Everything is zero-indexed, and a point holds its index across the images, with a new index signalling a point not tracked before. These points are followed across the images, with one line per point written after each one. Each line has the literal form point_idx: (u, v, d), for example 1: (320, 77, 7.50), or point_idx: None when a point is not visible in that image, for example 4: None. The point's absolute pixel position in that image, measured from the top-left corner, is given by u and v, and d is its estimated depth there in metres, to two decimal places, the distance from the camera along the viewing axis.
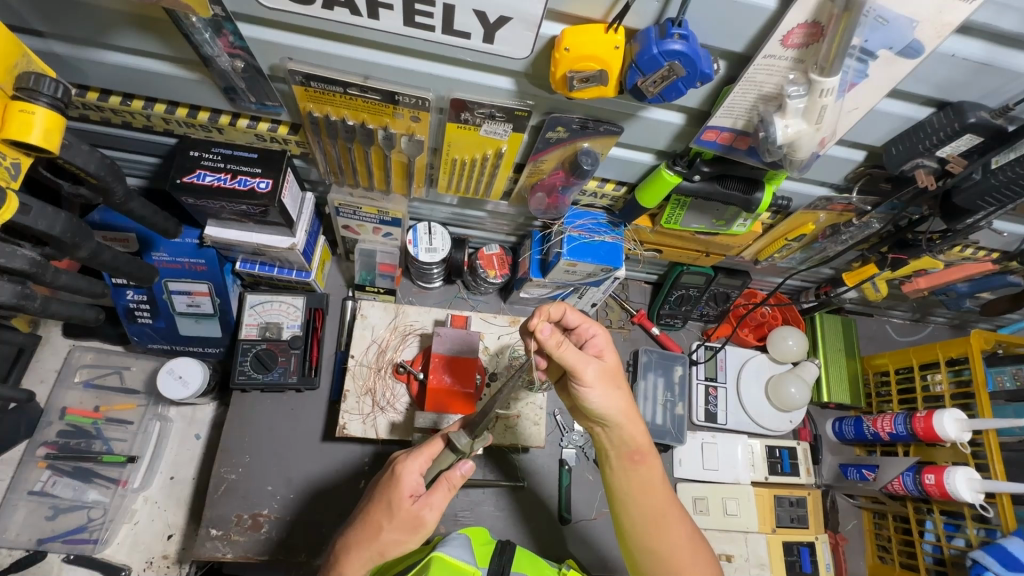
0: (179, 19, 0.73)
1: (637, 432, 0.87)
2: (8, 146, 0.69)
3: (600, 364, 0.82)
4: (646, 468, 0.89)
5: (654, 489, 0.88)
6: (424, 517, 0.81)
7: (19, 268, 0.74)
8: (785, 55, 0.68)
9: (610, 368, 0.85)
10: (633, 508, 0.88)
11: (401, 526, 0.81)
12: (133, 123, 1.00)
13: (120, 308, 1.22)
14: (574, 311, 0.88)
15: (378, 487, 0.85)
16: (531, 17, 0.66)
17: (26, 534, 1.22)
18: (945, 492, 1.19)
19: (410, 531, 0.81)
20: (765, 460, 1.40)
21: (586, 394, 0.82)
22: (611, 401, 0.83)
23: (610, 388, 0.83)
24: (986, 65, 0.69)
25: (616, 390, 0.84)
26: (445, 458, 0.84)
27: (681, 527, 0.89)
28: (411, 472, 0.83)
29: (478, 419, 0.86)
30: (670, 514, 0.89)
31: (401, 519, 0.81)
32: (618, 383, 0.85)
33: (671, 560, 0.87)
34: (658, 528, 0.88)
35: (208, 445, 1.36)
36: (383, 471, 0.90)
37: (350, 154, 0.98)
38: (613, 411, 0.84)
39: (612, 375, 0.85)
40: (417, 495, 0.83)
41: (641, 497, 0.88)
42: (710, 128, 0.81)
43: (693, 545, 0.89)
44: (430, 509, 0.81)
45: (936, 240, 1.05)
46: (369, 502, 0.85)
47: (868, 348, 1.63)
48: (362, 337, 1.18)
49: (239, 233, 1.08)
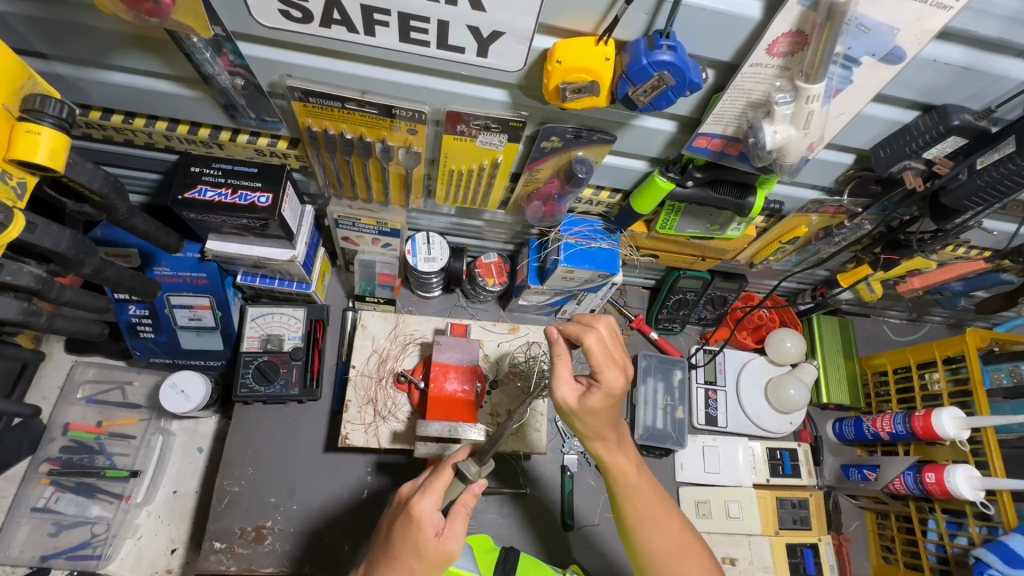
0: (180, 40, 0.75)
1: (609, 448, 0.89)
2: (14, 166, 0.71)
3: (575, 393, 0.83)
4: (622, 481, 0.91)
5: (637, 496, 0.91)
6: (452, 548, 0.83)
7: (25, 285, 0.75)
8: (770, 63, 0.70)
9: (590, 408, 0.83)
10: (622, 515, 0.92)
11: (431, 564, 0.82)
12: (135, 141, 1.02)
13: (123, 323, 1.24)
14: (594, 346, 0.81)
15: (396, 529, 0.84)
16: (522, 31, 0.67)
17: (29, 551, 1.23)
18: (946, 490, 1.19)
19: (440, 564, 0.83)
20: (766, 462, 1.41)
21: (567, 417, 0.87)
22: (585, 426, 0.87)
23: (585, 418, 0.85)
24: (967, 69, 0.71)
25: (589, 422, 0.85)
26: (456, 486, 0.85)
27: (669, 529, 0.91)
28: (429, 511, 0.83)
29: (485, 447, 0.83)
30: (655, 520, 0.91)
31: (431, 557, 0.82)
32: (592, 419, 0.84)
33: (661, 562, 0.90)
34: (643, 532, 0.90)
35: (211, 457, 1.36)
36: (393, 508, 0.89)
37: (349, 168, 0.99)
38: (591, 435, 0.88)
39: (596, 415, 0.84)
40: (440, 529, 0.83)
41: (620, 504, 0.92)
42: (701, 136, 0.83)
43: (681, 547, 0.91)
44: (455, 540, 0.83)
45: (927, 240, 1.07)
46: (389, 543, 0.84)
47: (866, 349, 1.64)
48: (363, 346, 1.20)
49: (240, 247, 1.09)
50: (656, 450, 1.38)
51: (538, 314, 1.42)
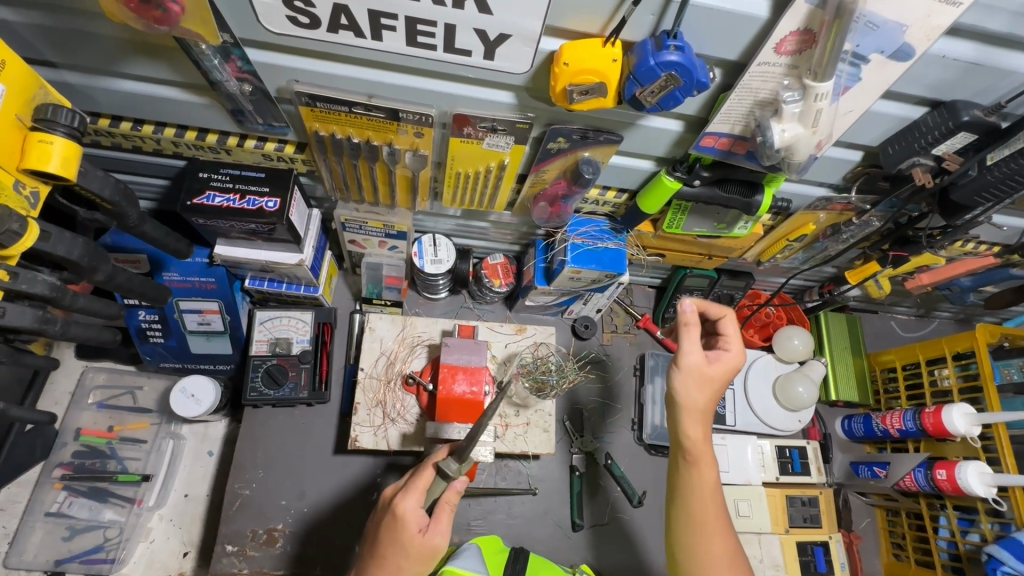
0: (188, 47, 0.75)
1: (698, 433, 0.90)
2: (28, 175, 0.71)
3: (706, 359, 0.91)
4: (699, 472, 0.89)
5: (705, 492, 0.89)
6: (439, 543, 0.84)
7: (40, 293, 0.75)
8: (778, 62, 0.69)
9: (715, 379, 0.91)
10: (683, 508, 0.90)
11: (418, 561, 0.82)
12: (143, 148, 1.03)
13: (132, 328, 1.24)
14: (731, 320, 0.96)
15: (383, 529, 0.84)
16: (529, 33, 0.67)
17: (43, 555, 1.24)
18: (957, 487, 1.19)
19: (427, 560, 0.83)
20: (775, 460, 1.40)
21: (674, 376, 0.91)
22: (691, 396, 0.90)
23: (699, 385, 0.90)
24: (975, 64, 0.70)
25: (702, 391, 0.90)
26: (437, 485, 0.86)
27: (722, 537, 0.88)
28: (412, 509, 0.83)
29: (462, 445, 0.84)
30: (713, 524, 0.88)
31: (417, 554, 0.82)
32: (711, 389, 0.91)
33: (705, 566, 0.87)
34: (699, 530, 0.88)
35: (221, 461, 1.38)
36: (378, 510, 0.89)
37: (356, 171, 0.99)
38: (688, 406, 0.90)
39: (711, 381, 0.91)
40: (424, 527, 0.84)
41: (687, 496, 0.90)
42: (708, 135, 0.82)
43: (733, 560, 0.87)
44: (441, 536, 0.83)
45: (936, 236, 1.06)
46: (376, 543, 0.84)
47: (874, 346, 1.63)
48: (371, 349, 1.20)
49: (248, 251, 1.09)
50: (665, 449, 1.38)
51: (545, 314, 1.42)
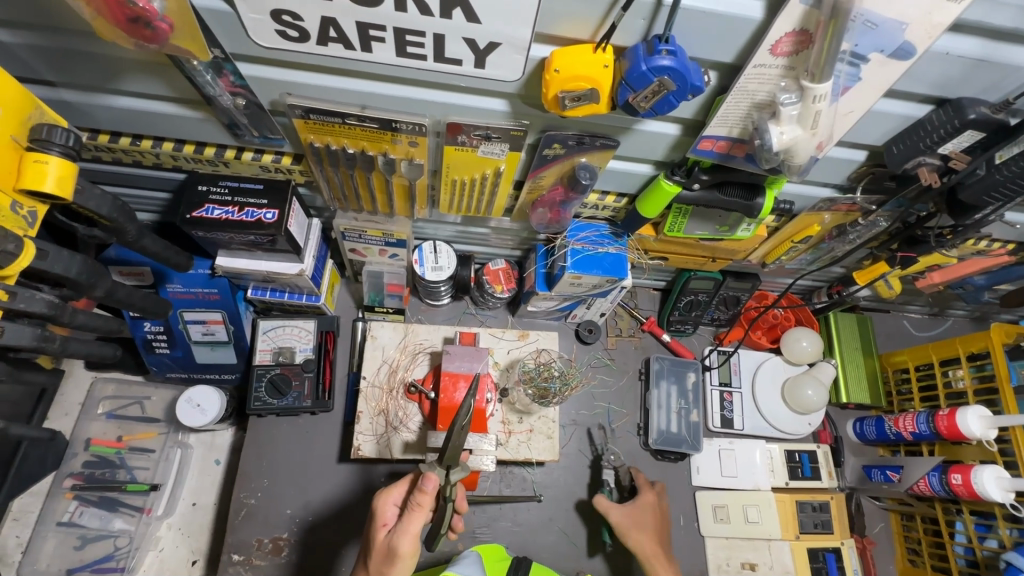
0: (181, 63, 0.75)
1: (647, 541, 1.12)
2: (24, 196, 0.72)
3: (624, 510, 1.16)
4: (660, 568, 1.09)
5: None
6: (394, 545, 0.86)
7: (38, 311, 0.76)
8: (775, 63, 0.68)
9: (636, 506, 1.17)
10: None
11: (380, 555, 0.88)
12: (143, 162, 1.03)
13: (138, 339, 1.25)
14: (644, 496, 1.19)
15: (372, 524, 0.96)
16: (519, 41, 0.67)
17: (56, 564, 1.24)
18: (973, 492, 1.16)
19: (389, 558, 0.87)
20: (785, 465, 1.38)
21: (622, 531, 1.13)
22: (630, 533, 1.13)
23: (632, 523, 1.14)
24: (981, 60, 0.68)
25: (636, 525, 1.14)
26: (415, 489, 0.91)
27: None
28: (387, 504, 0.93)
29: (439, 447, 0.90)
30: None
31: (381, 548, 0.89)
32: (642, 526, 1.14)
33: None
34: None
35: (229, 470, 1.39)
36: None
37: (353, 181, 0.99)
38: (630, 533, 1.13)
39: (638, 517, 1.15)
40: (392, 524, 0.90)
41: None
42: (706, 139, 0.81)
43: None
44: (399, 534, 0.86)
45: (946, 235, 1.03)
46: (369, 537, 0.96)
47: (886, 346, 1.60)
48: (373, 357, 1.20)
49: (249, 262, 1.10)
50: (671, 455, 1.36)
51: (548, 319, 1.41)
